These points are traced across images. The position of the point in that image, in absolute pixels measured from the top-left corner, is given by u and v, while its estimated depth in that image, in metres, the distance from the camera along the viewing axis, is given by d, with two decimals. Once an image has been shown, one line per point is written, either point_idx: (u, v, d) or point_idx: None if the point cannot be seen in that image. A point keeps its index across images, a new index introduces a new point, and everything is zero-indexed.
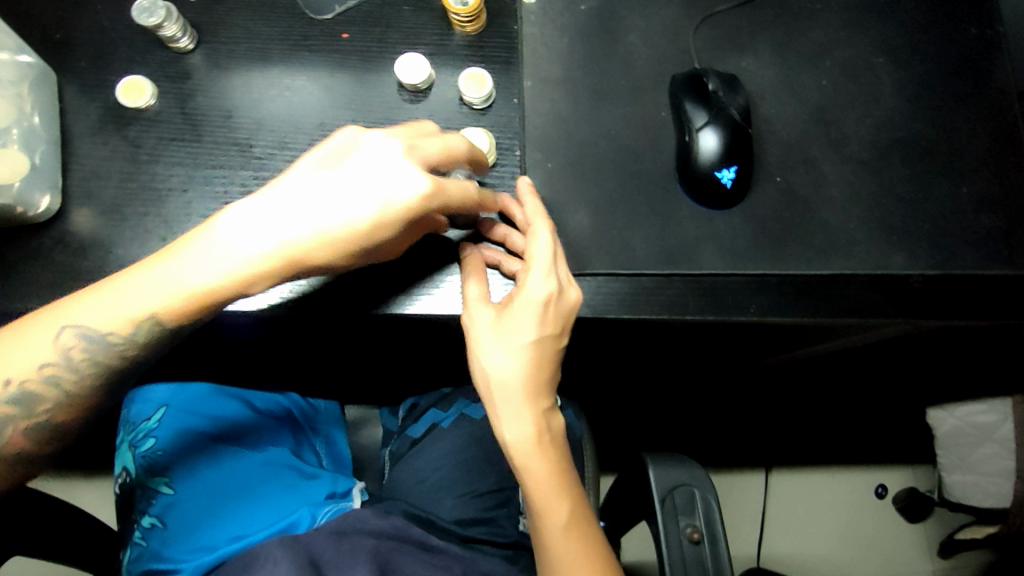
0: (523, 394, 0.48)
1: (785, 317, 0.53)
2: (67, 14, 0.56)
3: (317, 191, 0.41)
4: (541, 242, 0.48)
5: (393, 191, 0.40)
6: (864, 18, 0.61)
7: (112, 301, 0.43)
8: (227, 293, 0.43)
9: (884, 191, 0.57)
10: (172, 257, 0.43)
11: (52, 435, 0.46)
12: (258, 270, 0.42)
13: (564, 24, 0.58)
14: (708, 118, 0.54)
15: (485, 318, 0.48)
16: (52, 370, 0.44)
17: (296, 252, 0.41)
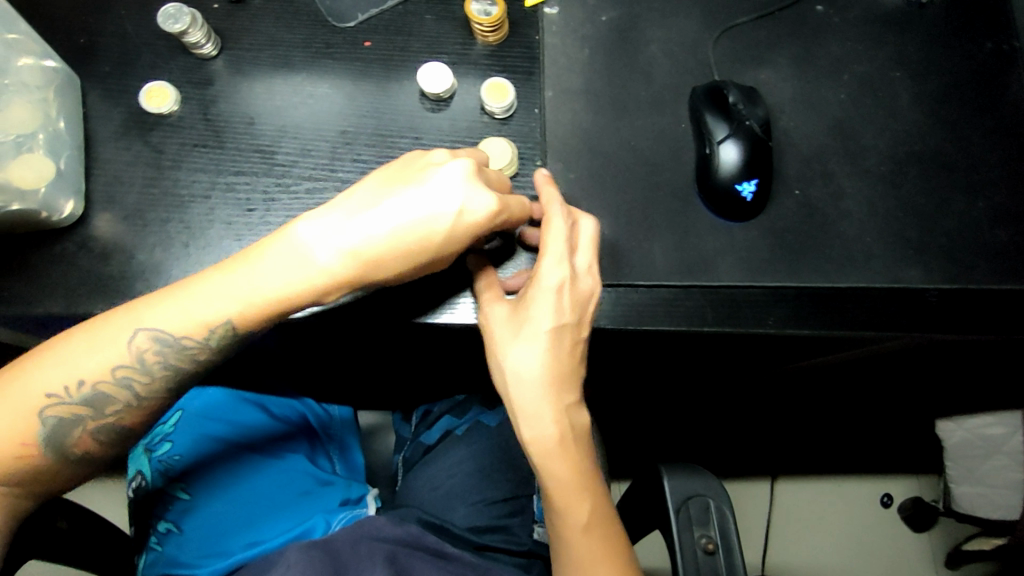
0: (543, 388, 0.48)
1: (803, 329, 0.54)
2: (91, 19, 0.56)
3: (392, 201, 0.41)
4: (557, 230, 0.47)
5: (467, 200, 0.41)
6: (882, 32, 0.61)
7: (186, 307, 0.44)
8: (300, 300, 0.43)
9: (902, 205, 0.57)
10: (246, 264, 0.43)
11: (118, 436, 0.48)
12: (330, 278, 0.42)
13: (585, 34, 0.58)
14: (728, 130, 0.54)
15: (501, 313, 0.49)
16: (126, 373, 0.44)
17: (368, 259, 0.41)
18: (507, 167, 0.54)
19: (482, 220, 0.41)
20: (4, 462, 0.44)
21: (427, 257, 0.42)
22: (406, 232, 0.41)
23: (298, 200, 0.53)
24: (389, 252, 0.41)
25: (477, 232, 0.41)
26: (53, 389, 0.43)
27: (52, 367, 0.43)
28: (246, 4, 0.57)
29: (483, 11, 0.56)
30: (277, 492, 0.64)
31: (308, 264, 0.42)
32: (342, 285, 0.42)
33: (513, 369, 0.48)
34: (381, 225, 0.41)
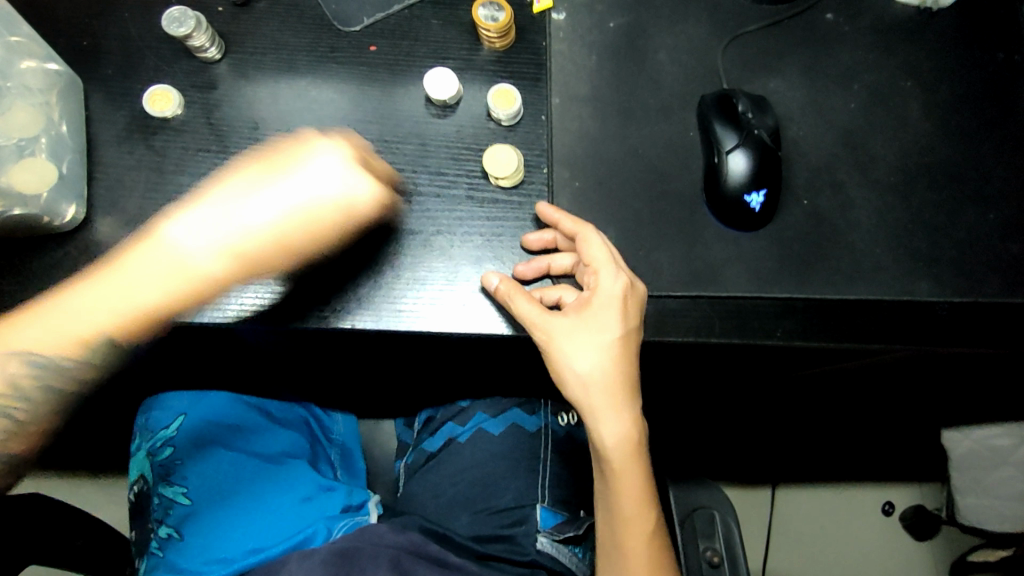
0: (617, 394, 0.48)
1: (812, 341, 0.53)
2: (94, 21, 0.55)
3: (272, 193, 0.48)
4: (596, 243, 0.49)
5: (348, 188, 0.49)
6: (893, 40, 0.60)
7: (62, 318, 0.44)
8: (187, 298, 0.47)
9: (912, 216, 0.56)
10: (123, 267, 0.46)
11: (10, 470, 0.44)
12: (215, 272, 0.47)
13: (592, 41, 0.58)
14: (737, 140, 0.53)
15: (563, 324, 0.48)
16: (4, 401, 0.43)
17: (250, 252, 0.47)
18: (512, 175, 0.53)
19: (364, 207, 0.50)
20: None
21: (304, 247, 0.49)
22: (292, 223, 0.48)
23: None
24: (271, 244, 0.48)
25: (359, 218, 0.50)
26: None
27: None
28: (251, 7, 0.57)
29: (490, 17, 0.55)
30: (278, 497, 0.63)
31: (193, 261, 0.46)
32: (230, 275, 0.47)
33: (585, 379, 0.48)
34: (267, 216, 0.47)
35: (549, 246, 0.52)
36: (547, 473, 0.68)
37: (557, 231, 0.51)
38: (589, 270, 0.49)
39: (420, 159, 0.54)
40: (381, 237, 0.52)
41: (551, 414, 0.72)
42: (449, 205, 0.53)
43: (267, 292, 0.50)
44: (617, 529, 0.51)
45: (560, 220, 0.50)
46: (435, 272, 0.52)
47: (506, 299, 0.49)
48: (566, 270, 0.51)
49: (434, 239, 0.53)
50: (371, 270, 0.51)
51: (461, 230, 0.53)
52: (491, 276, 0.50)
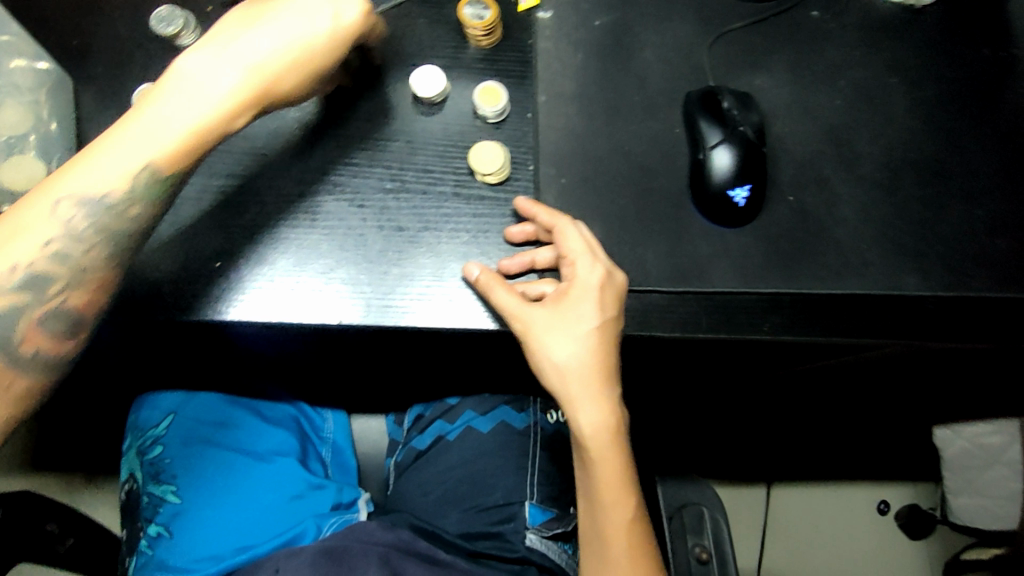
0: (596, 380, 0.50)
1: (798, 336, 0.53)
2: (85, 21, 0.56)
3: (268, 23, 0.45)
4: (573, 236, 0.50)
5: (339, 5, 0.46)
6: (878, 37, 0.61)
7: (103, 163, 0.43)
8: (217, 132, 0.44)
9: (898, 212, 0.57)
10: (150, 103, 0.43)
11: (73, 326, 0.44)
12: (239, 103, 0.44)
13: (578, 39, 0.58)
14: (722, 135, 0.54)
15: (542, 314, 0.49)
16: (59, 245, 0.43)
17: (269, 78, 0.44)
18: (498, 171, 0.53)
19: (356, 24, 0.47)
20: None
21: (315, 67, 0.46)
22: (293, 51, 0.45)
23: (290, 205, 0.53)
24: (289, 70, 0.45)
25: (352, 37, 0.48)
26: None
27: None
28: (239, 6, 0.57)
29: (477, 14, 0.56)
30: (267, 494, 0.64)
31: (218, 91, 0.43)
32: (246, 109, 0.44)
33: (563, 368, 0.49)
34: (271, 44, 0.44)
35: (530, 238, 0.53)
36: (537, 471, 0.68)
37: (536, 224, 0.52)
38: (566, 262, 0.50)
39: (406, 156, 0.55)
40: (367, 234, 0.53)
41: (541, 412, 0.73)
42: (435, 203, 0.54)
43: (252, 289, 0.51)
44: (596, 519, 0.52)
45: (538, 214, 0.51)
46: (421, 269, 0.52)
47: (485, 290, 0.50)
48: (549, 263, 0.52)
49: (420, 235, 0.53)
50: (356, 261, 0.52)
51: (447, 227, 0.53)
52: (472, 266, 0.51)
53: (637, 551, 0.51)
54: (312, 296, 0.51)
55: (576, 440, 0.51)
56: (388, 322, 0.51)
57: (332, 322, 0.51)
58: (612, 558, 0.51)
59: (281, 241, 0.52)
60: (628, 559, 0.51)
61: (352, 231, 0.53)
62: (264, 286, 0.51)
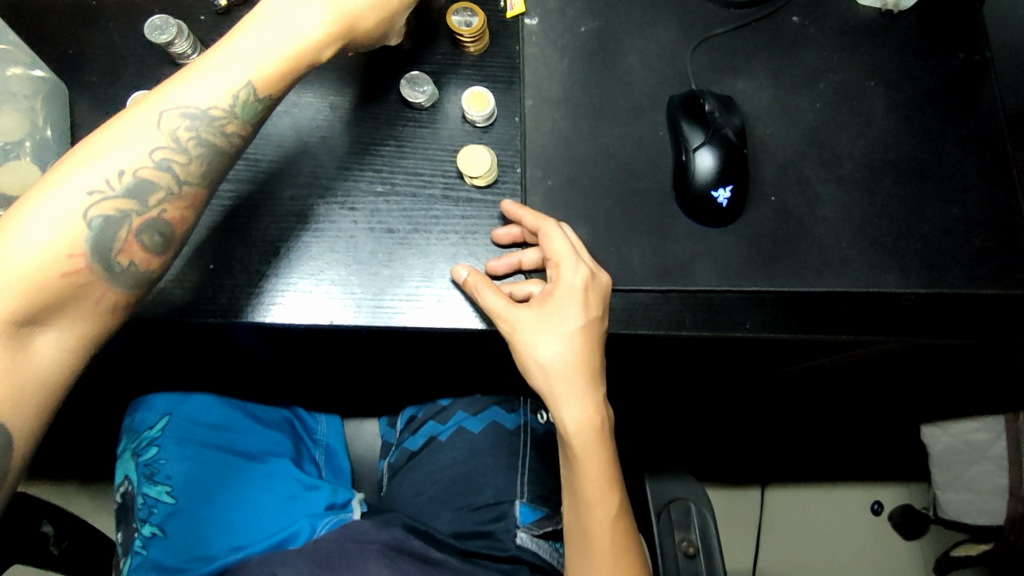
0: (580, 380, 0.50)
1: (778, 334, 0.55)
2: (79, 30, 0.56)
3: None
4: (558, 238, 0.51)
5: None
6: (857, 41, 0.62)
7: (203, 80, 0.45)
8: (309, 57, 0.47)
9: (878, 211, 0.58)
10: (246, 31, 0.46)
11: (164, 238, 0.46)
12: (329, 33, 0.47)
13: (564, 44, 0.59)
14: (704, 138, 0.55)
15: (527, 314, 0.50)
16: (164, 155, 0.44)
17: (358, 10, 0.48)
18: (485, 174, 0.55)
19: None
20: (52, 283, 0.41)
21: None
22: None
23: (283, 209, 0.54)
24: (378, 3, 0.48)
25: None
26: (97, 184, 0.42)
27: (82, 165, 0.42)
28: (231, 15, 0.57)
29: (464, 22, 0.57)
30: (262, 497, 0.65)
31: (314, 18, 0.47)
32: (335, 39, 0.48)
33: (548, 368, 0.50)
34: None
35: (517, 240, 0.54)
36: (528, 470, 0.69)
37: (523, 227, 0.53)
38: (551, 264, 0.51)
39: (397, 160, 0.56)
40: (358, 236, 0.54)
41: (531, 413, 0.73)
42: (425, 204, 0.55)
43: (244, 291, 0.52)
44: (579, 516, 0.52)
45: (523, 217, 0.52)
46: (411, 270, 0.53)
47: (472, 291, 0.51)
48: (535, 266, 0.53)
49: (410, 237, 0.54)
50: (347, 263, 0.53)
51: (436, 228, 0.54)
52: (460, 267, 0.52)
53: (620, 548, 0.52)
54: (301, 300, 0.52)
55: (561, 437, 0.52)
56: (378, 322, 0.52)
57: (322, 321, 0.52)
58: (596, 554, 0.52)
59: (273, 243, 0.53)
60: (611, 556, 0.52)
61: (343, 233, 0.54)
62: (255, 288, 0.52)
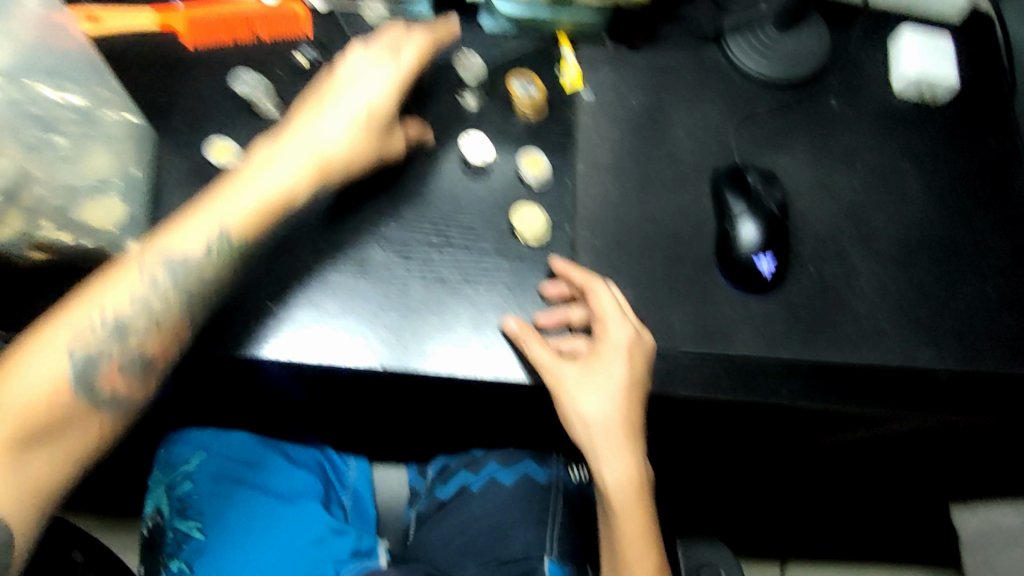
0: (622, 434, 0.52)
1: (814, 403, 0.55)
2: (169, 80, 0.61)
3: (325, 118, 0.54)
4: (605, 296, 0.54)
5: (370, 96, 0.55)
6: (893, 127, 0.65)
7: (184, 232, 0.50)
8: (284, 201, 0.52)
9: (912, 287, 0.60)
10: (227, 188, 0.51)
11: (146, 369, 0.48)
12: (303, 178, 0.52)
13: (616, 116, 0.63)
14: (746, 207, 0.58)
15: (570, 370, 0.52)
16: (143, 296, 0.48)
17: (328, 159, 0.53)
18: (540, 232, 0.58)
19: (386, 109, 0.56)
20: (41, 410, 0.43)
21: (373, 146, 0.55)
22: (341, 139, 0.53)
23: (342, 253, 0.57)
24: (354, 147, 0.54)
25: (387, 120, 0.56)
26: (82, 325, 0.46)
27: (73, 309, 0.47)
28: (311, 75, 0.62)
29: (524, 91, 0.62)
30: (289, 537, 0.65)
31: (289, 168, 0.52)
32: (307, 185, 0.53)
33: (589, 423, 0.52)
34: (326, 137, 0.53)
35: (564, 296, 0.56)
36: (557, 526, 0.69)
37: (571, 284, 0.55)
38: (597, 321, 0.53)
39: (454, 215, 0.59)
40: (411, 284, 0.56)
41: (562, 468, 0.73)
42: (476, 257, 0.57)
43: (302, 330, 0.54)
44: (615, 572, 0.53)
45: (573, 275, 0.55)
46: (460, 318, 0.55)
47: (522, 343, 0.53)
48: (581, 322, 0.55)
49: (461, 287, 0.56)
50: (401, 309, 0.55)
51: (485, 280, 0.57)
52: (510, 320, 0.54)
53: None
54: (360, 341, 0.54)
55: (599, 491, 0.53)
56: (426, 370, 0.53)
57: (373, 365, 0.53)
58: None
59: (329, 285, 0.56)
60: None
61: (397, 280, 0.56)
62: (311, 328, 0.54)
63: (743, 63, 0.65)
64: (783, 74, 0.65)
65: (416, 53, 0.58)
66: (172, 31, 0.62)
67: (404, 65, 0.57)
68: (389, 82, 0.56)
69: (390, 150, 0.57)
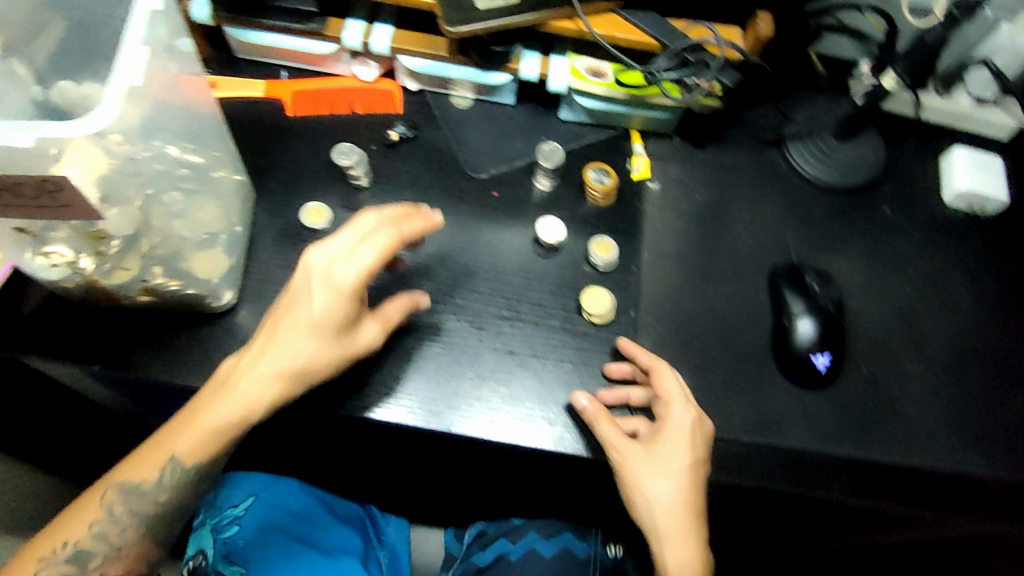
0: (684, 518, 0.53)
1: (866, 502, 0.56)
2: (271, 145, 0.66)
3: (281, 330, 0.50)
4: (669, 379, 0.55)
5: (321, 300, 0.49)
6: (944, 238, 0.69)
7: (142, 457, 0.49)
8: (240, 423, 0.50)
9: (964, 395, 0.62)
10: (190, 409, 0.50)
11: None
12: (258, 398, 0.49)
13: (681, 208, 0.67)
14: (805, 307, 0.60)
15: (638, 451, 0.53)
16: (99, 524, 0.48)
17: (282, 373, 0.50)
18: (606, 313, 0.60)
19: (339, 311, 0.49)
20: None
21: (335, 346, 0.51)
22: (292, 353, 0.49)
23: (419, 317, 0.60)
24: (309, 355, 0.50)
25: (344, 320, 0.50)
26: (42, 554, 0.46)
27: (40, 542, 0.47)
28: (398, 148, 0.68)
29: (598, 180, 0.65)
30: None
31: (242, 387, 0.49)
32: (263, 403, 0.50)
33: (656, 505, 0.53)
34: (278, 352, 0.50)
35: (626, 377, 0.58)
36: None
37: (635, 364, 0.58)
38: (660, 403, 0.55)
39: (525, 291, 0.62)
40: (482, 353, 0.59)
41: (601, 544, 0.74)
42: (545, 333, 0.60)
43: (376, 388, 0.56)
44: None
45: (638, 355, 0.57)
46: (527, 392, 0.57)
47: (590, 420, 0.54)
48: (644, 404, 0.57)
49: (529, 360, 0.59)
50: (472, 377, 0.58)
51: (552, 356, 0.59)
52: (580, 395, 0.55)
53: None
54: (431, 403, 0.56)
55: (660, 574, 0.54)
56: (489, 437, 0.56)
57: (442, 428, 0.56)
58: None
59: (404, 348, 0.58)
60: None
61: (469, 348, 0.59)
62: (385, 388, 0.57)
63: (801, 166, 0.69)
64: (839, 181, 0.69)
65: (383, 248, 0.49)
66: (277, 100, 0.68)
67: (363, 264, 0.49)
68: (341, 285, 0.48)
69: (355, 347, 0.52)
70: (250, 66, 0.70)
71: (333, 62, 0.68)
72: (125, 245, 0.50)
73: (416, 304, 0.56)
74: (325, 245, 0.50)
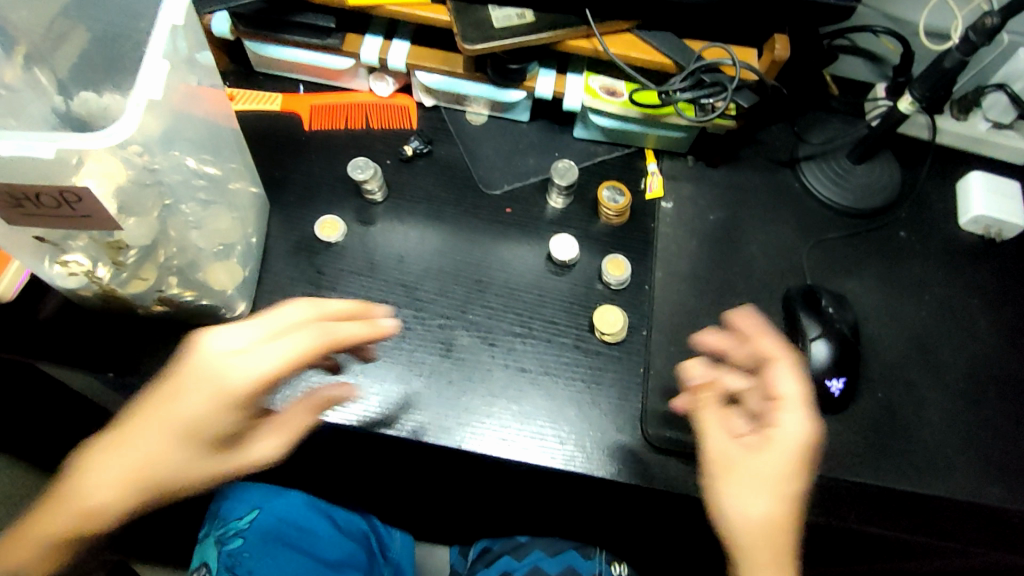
0: (780, 551, 0.43)
1: (881, 530, 0.56)
2: (288, 158, 0.67)
3: (134, 426, 0.43)
4: (785, 377, 0.45)
5: (197, 399, 0.42)
6: (960, 262, 0.68)
7: None
8: (67, 535, 0.43)
9: (981, 422, 0.61)
10: (32, 509, 0.44)
11: None
12: (94, 511, 0.43)
13: (694, 228, 0.67)
14: (821, 330, 0.59)
15: (753, 441, 0.45)
16: None
17: (128, 479, 0.43)
18: (618, 331, 0.60)
19: (218, 416, 0.42)
20: None
21: (204, 455, 0.43)
22: (149, 459, 0.43)
23: (431, 332, 0.60)
24: (168, 462, 0.43)
25: (223, 427, 0.43)
26: None
27: None
28: (413, 163, 0.68)
29: (612, 198, 0.65)
30: None
31: (80, 493, 0.43)
32: (98, 518, 0.43)
33: (746, 525, 0.43)
34: (127, 455, 0.43)
35: (722, 350, 0.51)
36: None
37: (758, 341, 0.48)
38: (771, 403, 0.45)
39: (538, 308, 0.62)
40: (494, 369, 0.59)
41: (606, 564, 0.72)
42: (556, 351, 0.60)
43: (388, 403, 0.57)
44: None
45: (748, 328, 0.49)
46: (538, 410, 0.57)
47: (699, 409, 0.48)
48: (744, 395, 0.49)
49: (540, 378, 0.59)
50: (484, 394, 0.57)
51: (564, 374, 0.59)
52: (695, 369, 0.51)
53: None
54: (443, 418, 0.56)
55: None
56: (500, 454, 0.55)
57: (453, 444, 0.55)
58: None
59: (417, 363, 0.58)
60: None
61: (482, 364, 0.59)
62: (398, 403, 0.57)
63: (816, 188, 0.69)
64: (855, 203, 0.68)
65: (300, 349, 0.43)
66: (294, 114, 0.69)
67: (266, 363, 0.42)
68: (229, 386, 0.42)
69: (234, 463, 0.45)
70: (267, 79, 0.70)
71: (351, 77, 0.69)
72: (141, 254, 0.50)
73: (322, 406, 0.48)
74: (230, 333, 0.43)
